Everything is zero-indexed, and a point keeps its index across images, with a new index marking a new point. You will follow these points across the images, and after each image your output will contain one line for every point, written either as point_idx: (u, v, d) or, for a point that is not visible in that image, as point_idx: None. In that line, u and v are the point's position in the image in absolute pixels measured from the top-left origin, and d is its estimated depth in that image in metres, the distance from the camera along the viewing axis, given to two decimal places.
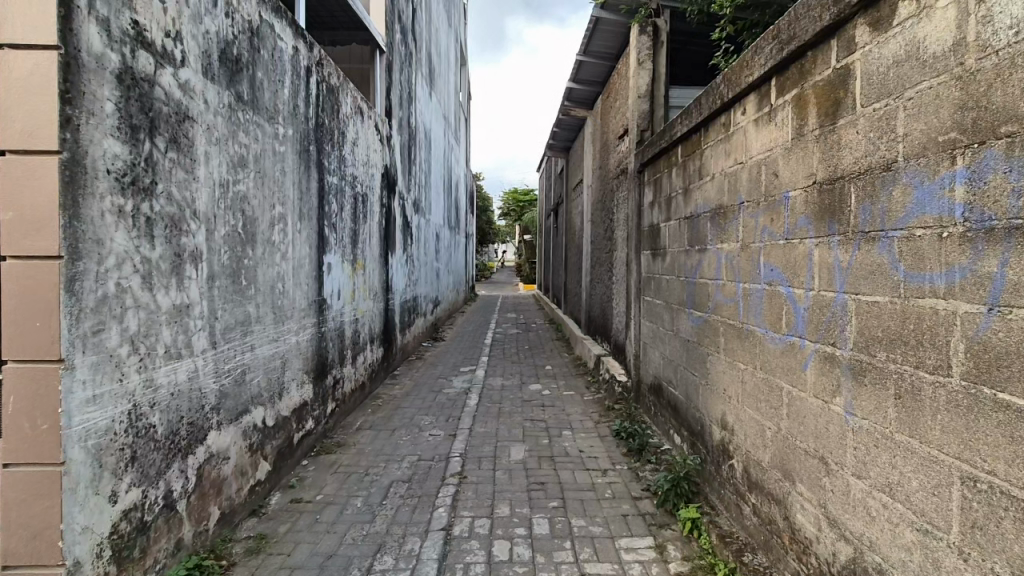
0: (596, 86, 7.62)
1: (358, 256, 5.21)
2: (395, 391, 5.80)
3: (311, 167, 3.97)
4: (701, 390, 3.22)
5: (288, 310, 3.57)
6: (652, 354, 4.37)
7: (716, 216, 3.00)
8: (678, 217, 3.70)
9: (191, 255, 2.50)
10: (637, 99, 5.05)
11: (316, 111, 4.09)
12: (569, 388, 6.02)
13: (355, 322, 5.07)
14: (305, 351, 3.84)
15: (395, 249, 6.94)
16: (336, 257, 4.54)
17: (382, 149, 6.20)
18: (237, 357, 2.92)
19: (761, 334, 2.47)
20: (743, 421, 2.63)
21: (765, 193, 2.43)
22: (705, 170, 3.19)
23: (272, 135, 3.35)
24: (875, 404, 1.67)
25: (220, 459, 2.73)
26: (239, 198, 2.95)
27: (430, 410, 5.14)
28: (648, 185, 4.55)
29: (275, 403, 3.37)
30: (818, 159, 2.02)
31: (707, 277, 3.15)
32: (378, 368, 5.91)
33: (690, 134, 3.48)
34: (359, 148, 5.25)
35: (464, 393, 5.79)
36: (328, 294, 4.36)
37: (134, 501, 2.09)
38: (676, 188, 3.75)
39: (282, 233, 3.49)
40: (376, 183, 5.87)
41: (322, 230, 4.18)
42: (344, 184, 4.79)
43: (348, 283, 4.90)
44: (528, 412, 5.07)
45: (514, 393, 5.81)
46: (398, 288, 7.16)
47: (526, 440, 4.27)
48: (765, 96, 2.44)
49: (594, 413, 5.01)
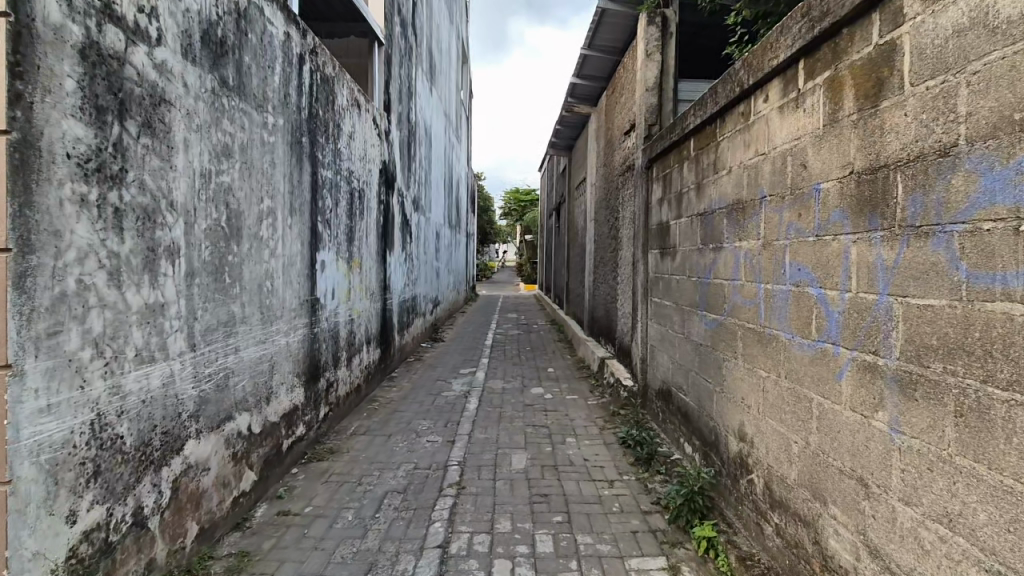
0: (601, 81, 7.41)
1: (354, 254, 5.01)
2: (392, 393, 5.60)
3: (304, 161, 3.78)
4: (716, 398, 3.03)
5: (276, 310, 3.37)
6: (661, 358, 4.17)
7: (733, 212, 2.81)
8: (690, 214, 3.50)
9: (167, 250, 2.31)
10: (645, 92, 4.84)
11: (309, 101, 3.89)
12: (573, 392, 5.83)
13: (351, 323, 4.88)
14: (296, 352, 3.65)
15: (394, 247, 6.75)
16: (330, 255, 4.34)
17: (381, 145, 6.00)
18: (220, 360, 2.72)
19: (786, 339, 2.27)
20: (765, 433, 2.43)
21: (791, 186, 2.24)
22: (721, 163, 2.99)
23: (260, 125, 3.15)
24: (929, 421, 1.47)
25: (199, 471, 2.53)
26: (222, 190, 2.75)
27: (428, 414, 4.94)
28: (657, 182, 4.35)
29: (262, 408, 3.17)
30: (855, 146, 1.82)
31: (722, 277, 2.95)
32: (374, 370, 5.71)
33: (703, 125, 3.28)
34: (356, 142, 5.05)
35: (463, 397, 5.60)
36: (322, 293, 4.17)
37: (97, 520, 1.90)
38: (688, 184, 3.55)
39: (271, 228, 3.29)
40: (373, 179, 5.68)
41: (315, 226, 3.99)
42: (339, 179, 4.59)
43: (343, 282, 4.71)
44: (530, 417, 4.86)
45: (515, 397, 5.62)
46: (397, 287, 6.98)
47: (529, 447, 4.08)
48: (792, 80, 2.24)
49: (598, 418, 4.82)
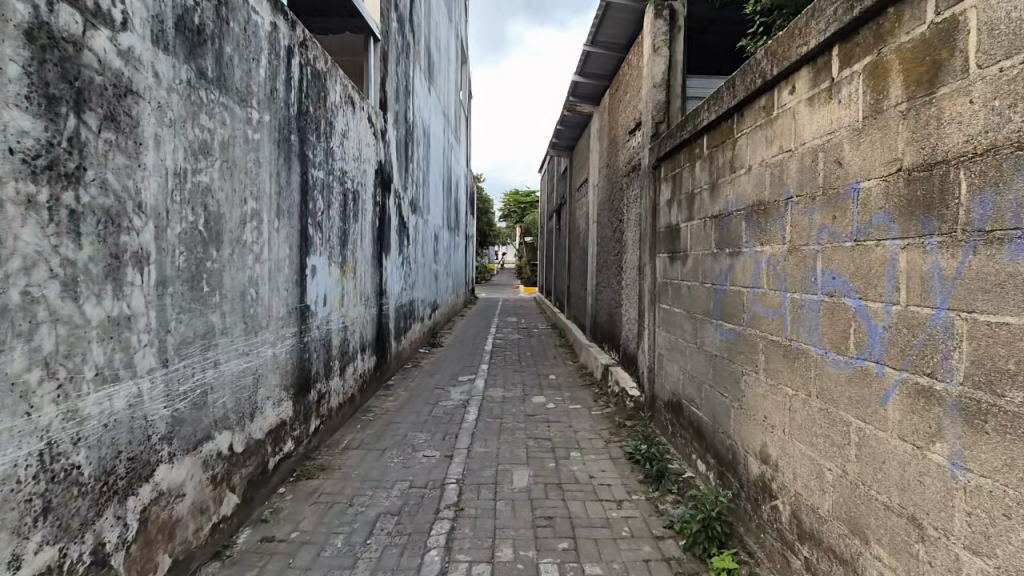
0: (604, 79, 7.20)
1: (348, 258, 4.80)
2: (388, 403, 5.39)
3: (293, 160, 3.57)
4: (734, 415, 2.81)
5: (262, 319, 3.15)
6: (670, 368, 3.96)
7: (754, 214, 2.60)
8: (703, 216, 3.29)
9: (134, 257, 2.09)
10: (652, 88, 4.63)
11: (298, 97, 3.67)
12: (576, 401, 5.61)
13: (344, 330, 4.67)
14: (283, 363, 3.43)
15: (391, 250, 6.55)
16: (321, 259, 4.13)
17: (377, 144, 5.79)
18: (197, 376, 2.50)
19: (817, 355, 2.06)
20: (793, 457, 2.21)
21: (824, 185, 2.02)
22: (739, 162, 2.78)
23: (243, 121, 2.93)
24: (1005, 459, 1.26)
25: (173, 498, 2.31)
26: (200, 191, 2.53)
27: (425, 425, 4.73)
28: (666, 182, 4.14)
29: (245, 425, 2.95)
30: (903, 140, 1.61)
31: (740, 284, 2.74)
32: (369, 378, 5.51)
33: (718, 121, 3.07)
34: (350, 142, 4.84)
35: (462, 406, 5.38)
36: (312, 300, 3.95)
37: (47, 564, 1.68)
38: (701, 184, 3.34)
39: (255, 231, 3.08)
40: (369, 181, 5.47)
41: (305, 229, 3.77)
42: (332, 180, 4.38)
43: (335, 287, 4.50)
44: (532, 429, 4.64)
45: (516, 407, 5.40)
46: (394, 292, 6.77)
47: (531, 463, 3.86)
48: (824, 68, 2.03)
49: (604, 430, 4.60)
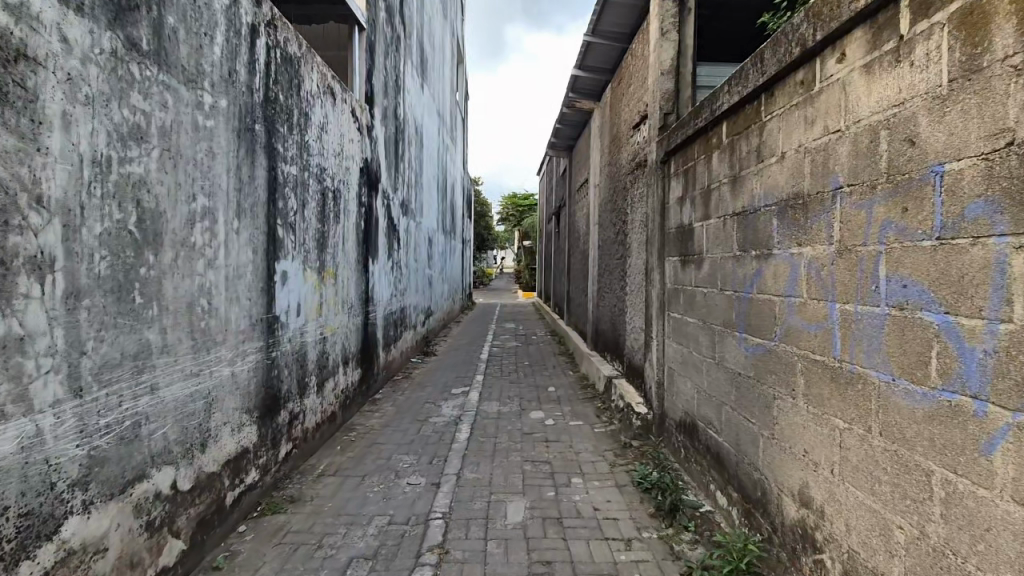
0: (606, 74, 6.80)
1: (327, 263, 4.39)
2: (373, 421, 4.98)
3: (257, 153, 3.16)
4: (764, 445, 2.40)
5: (216, 334, 2.74)
6: (683, 385, 3.54)
7: (790, 209, 2.20)
8: (723, 214, 2.89)
9: (31, 264, 1.68)
10: (660, 76, 4.23)
11: (265, 83, 3.26)
12: (577, 416, 5.20)
13: (322, 342, 4.26)
14: (243, 383, 3.01)
15: (379, 256, 6.16)
16: (294, 265, 3.72)
17: (362, 141, 5.40)
18: (126, 406, 2.09)
19: (879, 382, 1.65)
20: (844, 505, 1.80)
21: (890, 169, 1.62)
22: (770, 149, 2.38)
23: (192, 104, 2.51)
24: None
25: (90, 556, 1.90)
26: (132, 184, 2.11)
27: (412, 447, 4.32)
28: (677, 179, 3.73)
29: (193, 458, 2.53)
30: (1016, 104, 1.21)
31: (772, 292, 2.33)
32: (352, 393, 5.10)
33: (741, 104, 2.67)
34: (330, 136, 4.44)
35: (453, 424, 4.97)
36: (282, 310, 3.55)
37: None
38: (720, 177, 2.94)
39: (208, 233, 2.66)
40: (353, 179, 5.08)
41: (272, 231, 3.36)
42: (308, 177, 3.97)
43: (312, 295, 4.09)
44: (529, 451, 4.23)
45: (512, 424, 4.99)
46: (383, 298, 6.37)
47: (527, 492, 3.45)
48: (889, 24, 1.63)
49: (608, 451, 4.19)
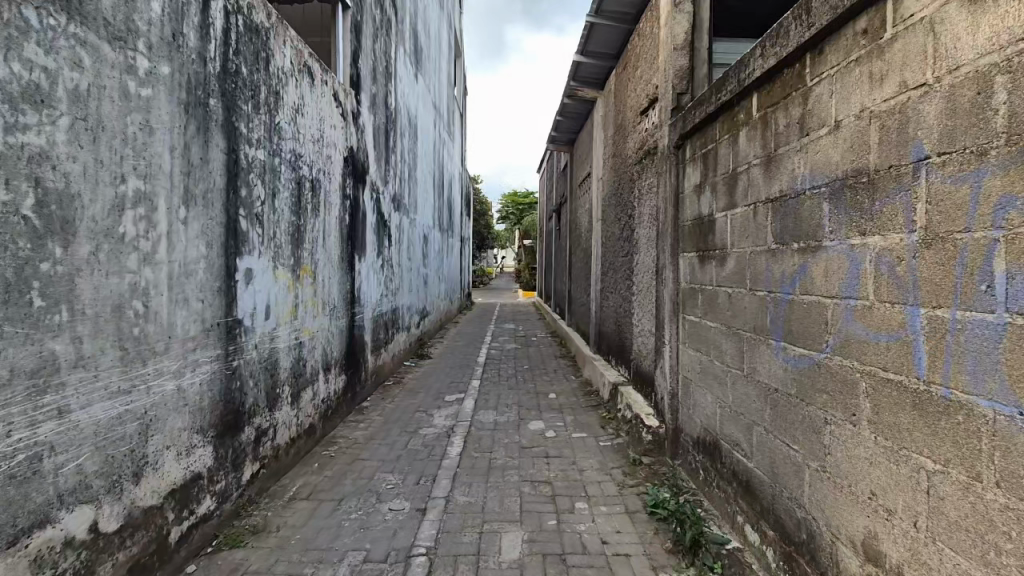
0: (610, 59, 6.36)
1: (304, 260, 3.97)
2: (357, 433, 4.55)
3: (211, 132, 2.73)
4: (811, 478, 1.98)
5: (156, 342, 2.32)
6: (703, 398, 3.12)
7: (849, 190, 1.77)
8: (755, 200, 2.47)
9: None
10: (673, 52, 3.80)
11: (222, 52, 2.84)
12: (580, 428, 4.77)
13: (298, 348, 3.84)
14: (193, 398, 2.60)
15: (367, 254, 5.74)
16: (262, 261, 3.30)
17: (346, 129, 4.98)
18: (18, 435, 1.67)
19: (994, 415, 1.23)
20: (935, 572, 1.39)
21: (1011, 127, 1.19)
22: (818, 119, 1.96)
23: (120, 67, 2.09)
24: None
25: None
26: (27, 157, 1.70)
27: (398, 464, 3.90)
28: (694, 166, 3.30)
29: (122, 491, 2.11)
30: None
31: (823, 292, 1.91)
32: (335, 403, 4.67)
33: (777, 69, 2.25)
34: (308, 120, 4.01)
35: (444, 436, 4.55)
36: (247, 313, 3.13)
37: None
38: (750, 159, 2.52)
39: (144, 222, 2.25)
40: (335, 169, 4.66)
41: (232, 222, 2.94)
42: (280, 164, 3.55)
43: (286, 295, 3.68)
44: (528, 469, 3.80)
45: (509, 436, 4.57)
46: (371, 298, 5.95)
47: (525, 521, 3.02)
48: None
49: (615, 469, 3.77)
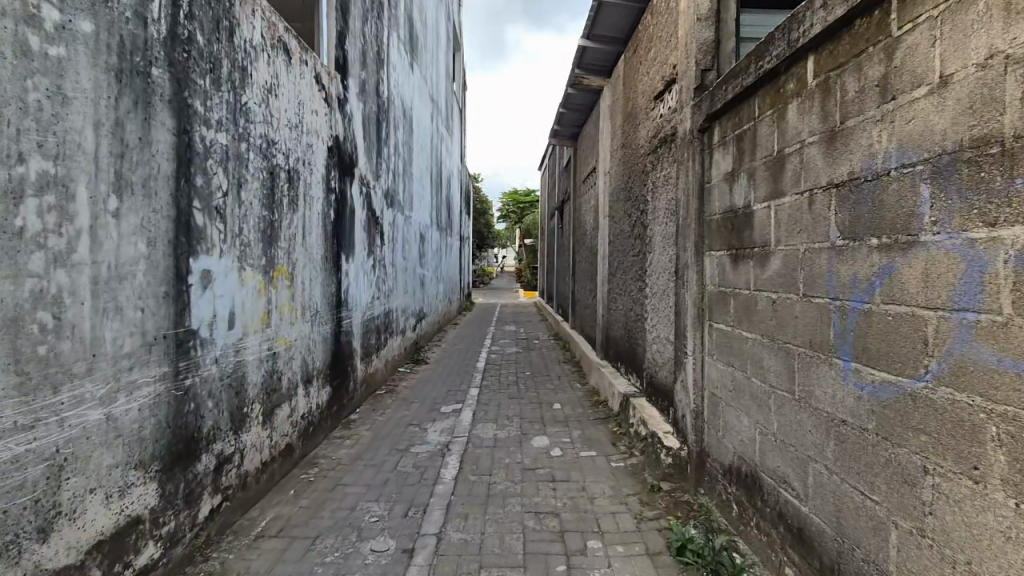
0: (618, 44, 5.90)
1: (278, 260, 3.53)
2: (342, 452, 4.11)
3: (154, 107, 2.29)
4: (900, 541, 1.54)
5: (74, 362, 1.88)
6: (737, 422, 2.68)
7: (966, 167, 1.32)
8: (811, 187, 2.02)
9: None
10: (696, 23, 3.35)
11: (169, 13, 2.38)
12: (589, 445, 4.33)
13: (270, 359, 3.39)
14: (130, 428, 2.16)
15: (357, 253, 5.30)
16: (223, 262, 2.85)
17: (330, 117, 4.54)
18: None
19: None
20: None
21: None
22: (912, 76, 1.51)
23: (15, 16, 1.65)
24: None
25: None
26: None
27: (385, 490, 3.46)
28: (726, 151, 2.85)
29: (21, 553, 1.68)
30: None
31: (920, 301, 1.47)
32: (317, 418, 4.23)
33: (846, 20, 1.79)
34: (282, 103, 3.57)
35: (439, 455, 4.11)
36: (203, 323, 2.68)
37: None
38: (804, 137, 2.07)
39: (54, 214, 1.80)
40: (317, 160, 4.22)
41: (181, 215, 2.49)
42: (247, 150, 3.10)
43: (255, 300, 3.23)
44: (531, 497, 3.35)
45: (511, 454, 4.12)
46: (361, 301, 5.50)
47: (528, 565, 2.58)
48: None
49: (631, 497, 3.33)
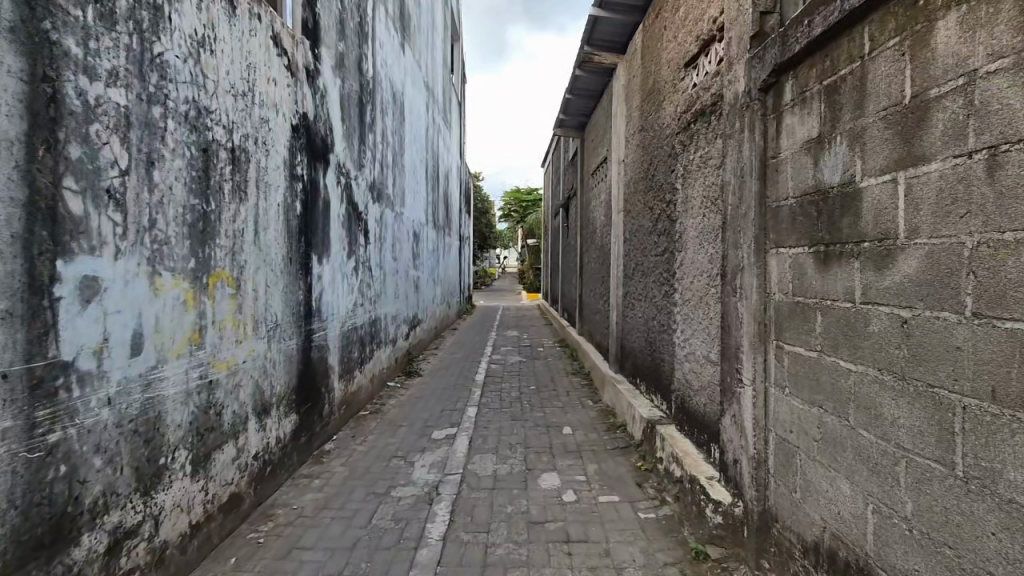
0: (636, 14, 5.14)
1: (215, 262, 2.77)
2: (308, 499, 3.36)
3: None
4: None
5: None
6: (831, 487, 1.92)
7: None
8: (996, 143, 1.26)
9: None
10: None
11: None
12: (608, 485, 3.57)
13: (201, 391, 2.63)
14: None
15: (333, 254, 4.55)
16: (119, 266, 2.09)
17: (296, 89, 3.79)
18: None
19: None
20: None
21: None
22: None
23: None
24: None
25: None
26: None
27: (353, 557, 2.70)
28: (807, 112, 2.09)
29: None
30: None
31: None
32: (278, 454, 3.48)
33: None
34: (221, 63, 2.82)
35: (426, 501, 3.35)
36: (86, 351, 1.93)
37: None
38: (976, 67, 1.31)
39: None
40: (276, 140, 3.46)
41: (36, 196, 1.73)
42: (161, 116, 2.34)
43: (178, 314, 2.47)
44: (541, 568, 2.59)
45: (515, 499, 3.37)
46: (340, 309, 4.74)
47: None
48: None
49: (670, 568, 2.57)
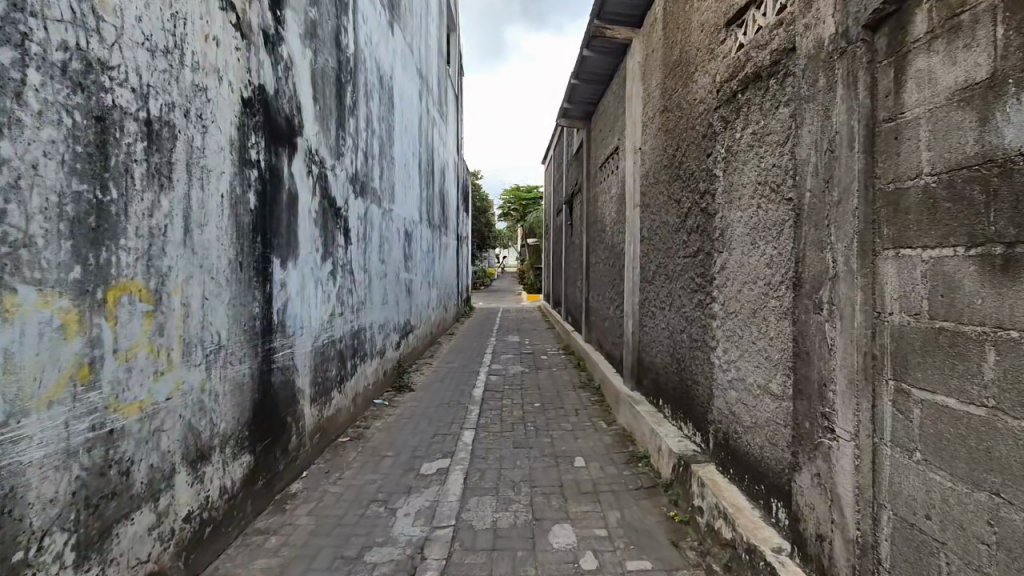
0: None
1: (118, 271, 2.06)
2: (258, 567, 2.65)
3: None
4: None
5: None
6: None
7: None
8: None
9: None
10: None
11: None
12: (635, 543, 2.87)
13: (93, 448, 1.93)
14: None
15: (302, 257, 3.84)
16: None
17: (248, 55, 3.08)
18: None
19: None
20: None
21: None
22: None
23: None
24: None
25: None
26: None
27: None
28: (960, 49, 1.39)
29: None
30: None
31: None
32: (223, 509, 2.77)
33: None
34: (128, 4, 2.11)
35: (406, 569, 2.64)
36: None
37: None
38: None
39: None
40: (217, 115, 2.74)
41: None
42: (15, 61, 1.64)
43: (51, 346, 1.76)
44: None
45: (518, 565, 2.66)
46: (312, 320, 4.03)
47: None
48: None
49: None
